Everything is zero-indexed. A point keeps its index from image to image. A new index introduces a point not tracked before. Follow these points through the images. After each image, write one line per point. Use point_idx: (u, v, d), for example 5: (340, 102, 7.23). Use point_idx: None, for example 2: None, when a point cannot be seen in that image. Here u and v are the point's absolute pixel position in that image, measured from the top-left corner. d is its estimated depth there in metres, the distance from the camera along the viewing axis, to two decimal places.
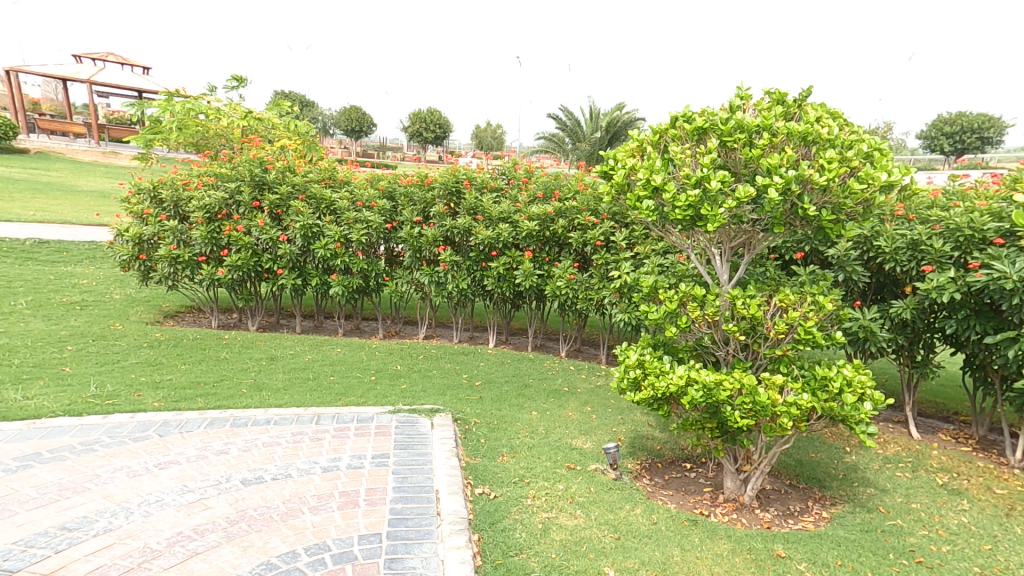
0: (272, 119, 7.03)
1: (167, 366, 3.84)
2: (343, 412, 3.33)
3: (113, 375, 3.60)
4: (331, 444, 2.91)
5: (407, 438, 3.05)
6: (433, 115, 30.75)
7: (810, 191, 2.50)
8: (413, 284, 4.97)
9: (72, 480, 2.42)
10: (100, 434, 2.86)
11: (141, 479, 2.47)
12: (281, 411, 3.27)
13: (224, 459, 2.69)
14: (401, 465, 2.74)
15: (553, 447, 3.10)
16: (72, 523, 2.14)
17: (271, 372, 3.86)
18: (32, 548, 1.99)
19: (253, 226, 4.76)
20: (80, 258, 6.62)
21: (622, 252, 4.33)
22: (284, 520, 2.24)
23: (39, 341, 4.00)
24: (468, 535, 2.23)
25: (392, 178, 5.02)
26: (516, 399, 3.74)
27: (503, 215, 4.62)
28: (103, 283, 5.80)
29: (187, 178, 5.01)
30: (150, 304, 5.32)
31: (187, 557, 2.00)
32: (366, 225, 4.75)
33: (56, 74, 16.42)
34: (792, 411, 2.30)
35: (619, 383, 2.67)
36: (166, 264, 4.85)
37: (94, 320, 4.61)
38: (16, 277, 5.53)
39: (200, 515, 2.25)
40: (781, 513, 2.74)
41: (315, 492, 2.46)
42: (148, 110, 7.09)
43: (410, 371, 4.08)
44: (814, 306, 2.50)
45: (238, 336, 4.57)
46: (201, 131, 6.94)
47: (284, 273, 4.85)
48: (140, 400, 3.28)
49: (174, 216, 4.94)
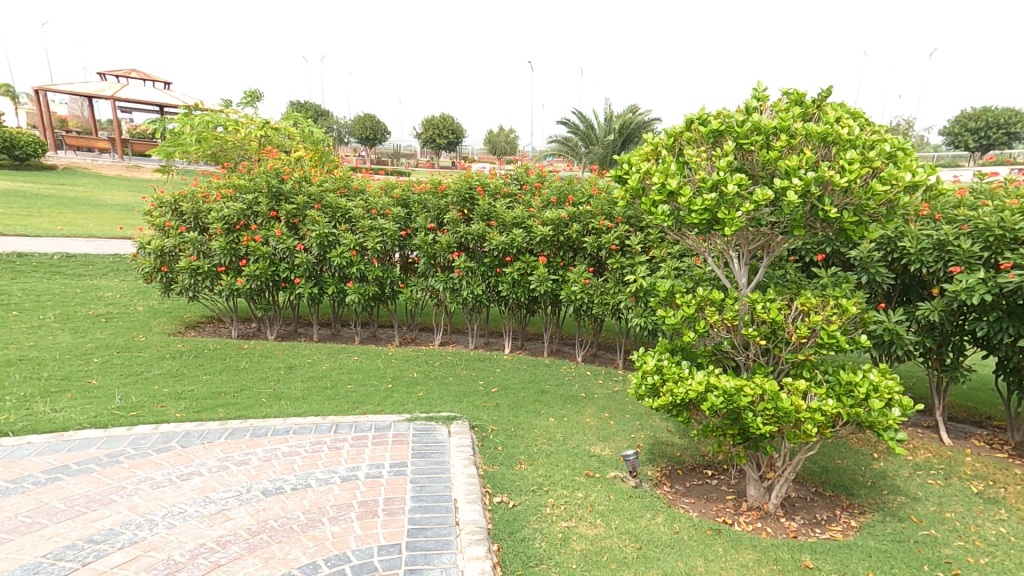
0: (288, 129, 7.10)
1: (189, 376, 3.90)
2: (361, 421, 3.34)
3: (137, 386, 3.67)
4: (350, 453, 2.92)
5: (425, 446, 3.05)
6: (446, 121, 30.94)
7: (831, 192, 2.45)
8: (428, 291, 4.99)
9: (98, 492, 2.47)
10: (125, 445, 2.91)
11: (164, 491, 2.51)
12: (300, 421, 3.30)
13: (245, 469, 2.72)
14: (419, 474, 2.74)
15: (572, 454, 3.08)
16: (98, 536, 2.18)
17: (289, 381, 3.90)
18: (60, 560, 2.03)
19: (270, 236, 4.82)
20: (105, 270, 6.80)
21: (638, 255, 4.30)
22: (304, 530, 2.26)
23: (68, 354, 4.11)
24: (487, 545, 2.22)
25: (406, 186, 5.05)
26: (534, 406, 3.73)
27: (517, 221, 4.62)
28: (126, 295, 5.92)
29: (206, 190, 5.09)
30: (171, 315, 5.42)
31: (210, 569, 2.02)
32: (381, 233, 4.76)
33: (81, 90, 16.88)
34: (817, 417, 2.24)
35: (637, 390, 2.63)
36: (187, 275, 4.93)
37: (118, 332, 4.71)
38: (45, 291, 5.69)
39: (223, 526, 2.27)
40: (808, 522, 2.69)
41: (334, 502, 2.48)
42: (169, 124, 7.26)
43: (427, 379, 4.09)
44: (837, 309, 2.44)
45: (257, 346, 4.63)
46: (220, 144, 7.05)
47: (301, 282, 4.90)
48: (162, 411, 3.34)
49: (194, 228, 5.03)
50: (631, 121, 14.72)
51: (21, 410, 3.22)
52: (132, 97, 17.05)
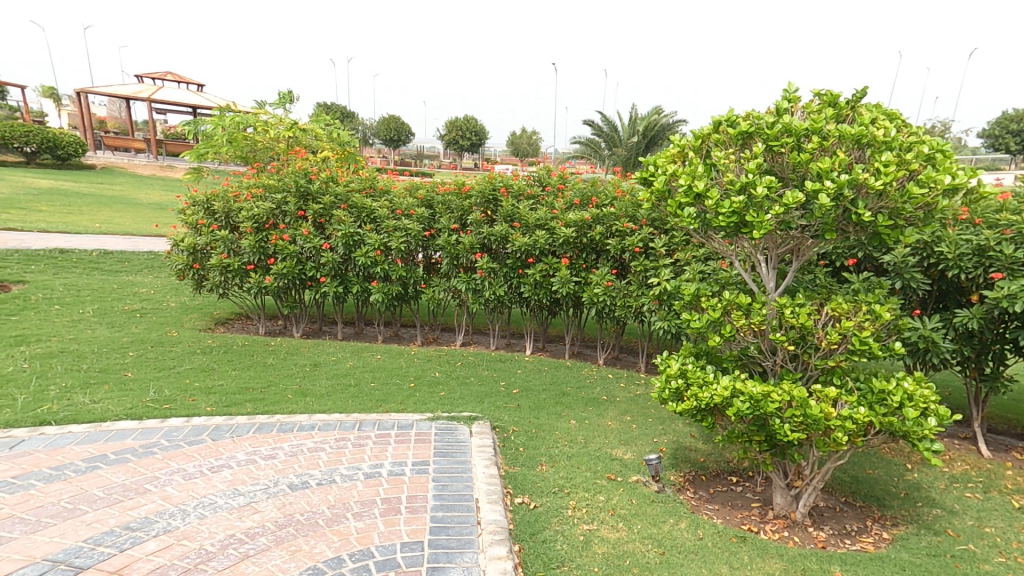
0: (316, 130, 7.20)
1: (219, 371, 4.00)
2: (383, 419, 3.38)
3: (170, 380, 3.77)
4: (373, 451, 2.96)
5: (447, 445, 3.07)
6: (470, 122, 31.15)
7: (866, 195, 2.40)
8: (450, 291, 5.01)
9: (134, 482, 2.55)
10: (159, 437, 3.00)
11: (196, 482, 2.58)
12: (325, 417, 3.36)
13: (272, 464, 2.77)
14: (441, 473, 2.76)
15: (593, 457, 3.06)
16: (134, 523, 2.25)
17: (314, 378, 3.96)
18: (100, 546, 2.10)
19: (298, 236, 4.90)
20: (140, 267, 7.01)
21: (662, 258, 4.26)
22: (329, 525, 2.29)
23: (105, 348, 4.25)
24: (508, 545, 2.22)
25: (430, 187, 5.09)
26: (555, 407, 3.72)
27: (539, 222, 4.62)
28: (160, 291, 6.10)
29: (237, 190, 5.21)
30: (202, 312, 5.57)
31: (240, 559, 2.07)
32: (405, 233, 4.82)
33: (121, 92, 17.48)
34: (847, 425, 2.20)
35: (660, 394, 2.61)
36: (218, 273, 5.05)
37: (153, 327, 4.85)
38: (85, 286, 5.90)
39: (251, 518, 2.32)
40: (838, 532, 2.63)
41: (358, 498, 2.51)
42: (201, 126, 7.46)
43: (448, 379, 4.12)
44: (871, 315, 2.37)
45: (283, 343, 4.71)
46: (250, 144, 7.22)
47: (327, 281, 4.97)
48: (194, 404, 3.43)
49: (225, 226, 5.14)
50: (655, 122, 14.63)
51: (63, 400, 3.34)
52: (167, 99, 17.60)
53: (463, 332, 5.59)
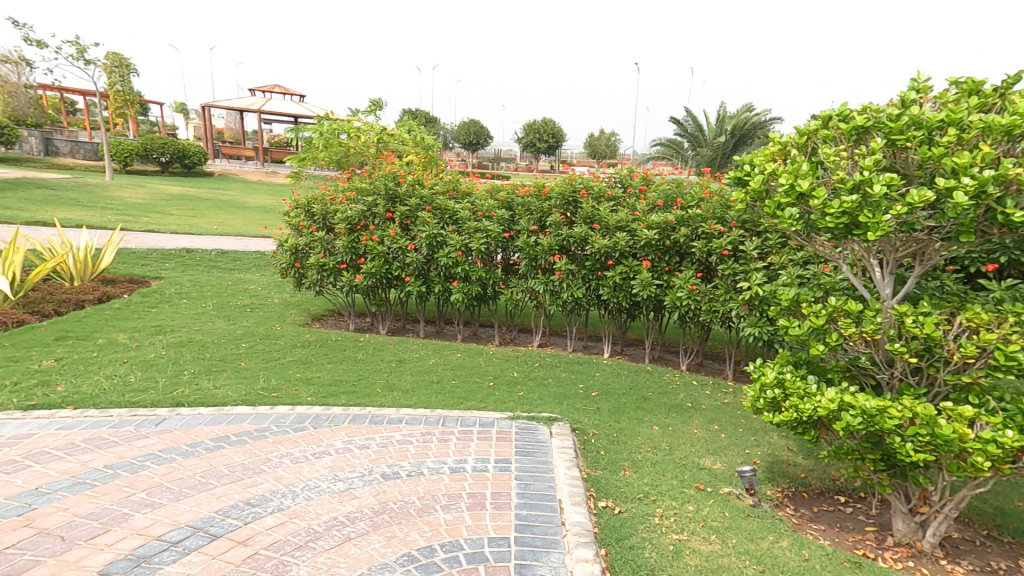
0: (401, 135, 7.54)
1: (316, 364, 4.28)
2: (466, 416, 3.47)
3: (275, 370, 4.08)
4: (457, 446, 3.05)
5: (527, 445, 3.10)
6: (545, 125, 31.39)
7: (1015, 193, 2.16)
8: (528, 292, 5.04)
9: (252, 462, 2.78)
10: (269, 423, 3.26)
11: (301, 466, 2.77)
12: (411, 412, 3.50)
13: (366, 453, 2.93)
14: (523, 472, 2.79)
15: (678, 465, 2.97)
16: (254, 500, 2.45)
17: (400, 374, 4.14)
18: (228, 518, 2.31)
19: (386, 236, 5.14)
20: (249, 265, 7.66)
21: (753, 262, 4.08)
22: (420, 515, 2.39)
23: (224, 339, 4.67)
24: (595, 548, 2.21)
25: (511, 190, 5.21)
26: (636, 412, 3.65)
27: (621, 224, 4.56)
28: (266, 288, 6.63)
29: (334, 194, 5.55)
30: (301, 308, 5.98)
31: (343, 541, 2.19)
32: (485, 234, 4.91)
33: (235, 104, 19.27)
34: (989, 449, 1.96)
35: (754, 403, 2.50)
36: (315, 271, 5.38)
37: (260, 321, 5.29)
38: (205, 282, 6.53)
39: (351, 503, 2.46)
40: (977, 568, 2.39)
41: (446, 491, 2.59)
42: (302, 134, 8.04)
43: (526, 379, 4.16)
44: (1018, 326, 2.12)
45: (371, 339, 4.96)
46: (344, 150, 7.68)
47: (411, 280, 5.17)
48: (296, 394, 3.68)
49: (322, 227, 5.49)
50: (747, 121, 14.03)
51: (190, 385, 3.71)
52: (271, 110, 19.15)
53: (540, 334, 5.59)
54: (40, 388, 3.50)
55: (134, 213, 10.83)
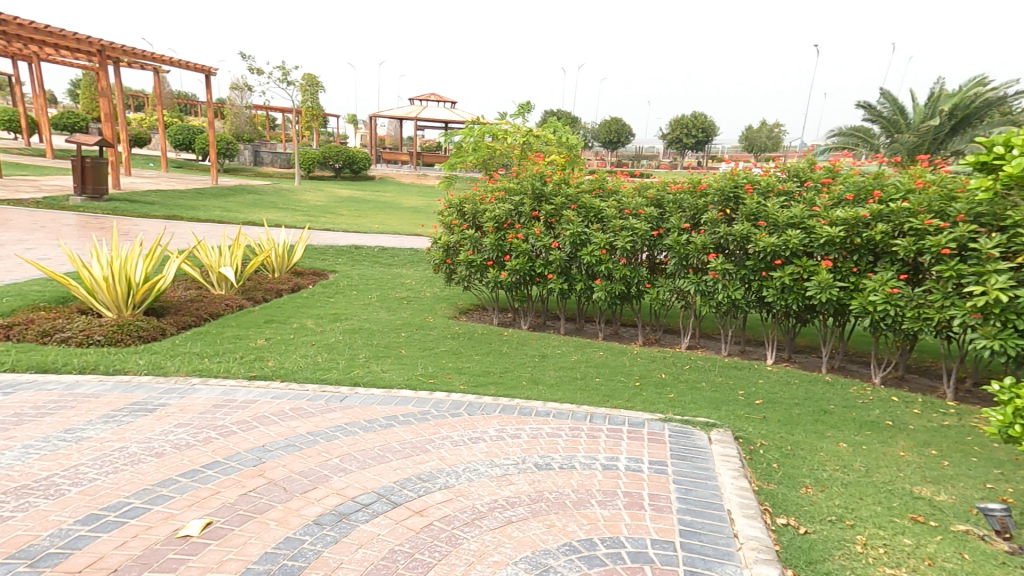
0: (547, 136, 7.87)
1: (465, 355, 4.52)
2: (613, 414, 3.41)
3: (432, 359, 4.38)
4: (608, 444, 2.99)
5: (684, 449, 2.96)
6: (705, 117, 31.65)
7: None
8: (675, 292, 4.92)
9: (418, 441, 3.01)
10: (430, 406, 3.49)
11: (462, 449, 2.92)
12: (558, 406, 3.52)
13: (518, 442, 3.00)
14: (683, 477, 2.66)
15: (879, 490, 2.67)
16: (424, 475, 2.66)
17: (544, 369, 4.21)
18: (404, 489, 2.55)
19: (530, 235, 5.30)
20: (406, 261, 8.38)
21: (988, 261, 3.60)
22: (577, 507, 2.37)
23: (389, 328, 5.14)
24: (779, 569, 2.03)
25: (661, 186, 5.09)
26: (816, 426, 3.36)
27: (792, 221, 4.37)
28: (420, 283, 7.19)
29: (483, 193, 5.83)
30: (450, 301, 6.39)
31: (505, 523, 2.26)
32: (632, 233, 4.91)
33: (396, 114, 21.44)
34: None
35: (1004, 429, 2.37)
36: (464, 267, 5.64)
37: (416, 313, 5.75)
38: (370, 276, 7.24)
39: (509, 488, 2.53)
40: None
41: (601, 488, 2.55)
42: (453, 139, 8.59)
43: (676, 381, 4.00)
44: None
45: (513, 334, 5.12)
46: (491, 152, 8.09)
47: (553, 278, 5.25)
48: (451, 381, 3.92)
49: (472, 225, 5.78)
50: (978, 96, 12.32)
51: (363, 367, 4.13)
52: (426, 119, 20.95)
53: (692, 335, 5.50)
54: (255, 361, 4.14)
55: (313, 215, 12.58)
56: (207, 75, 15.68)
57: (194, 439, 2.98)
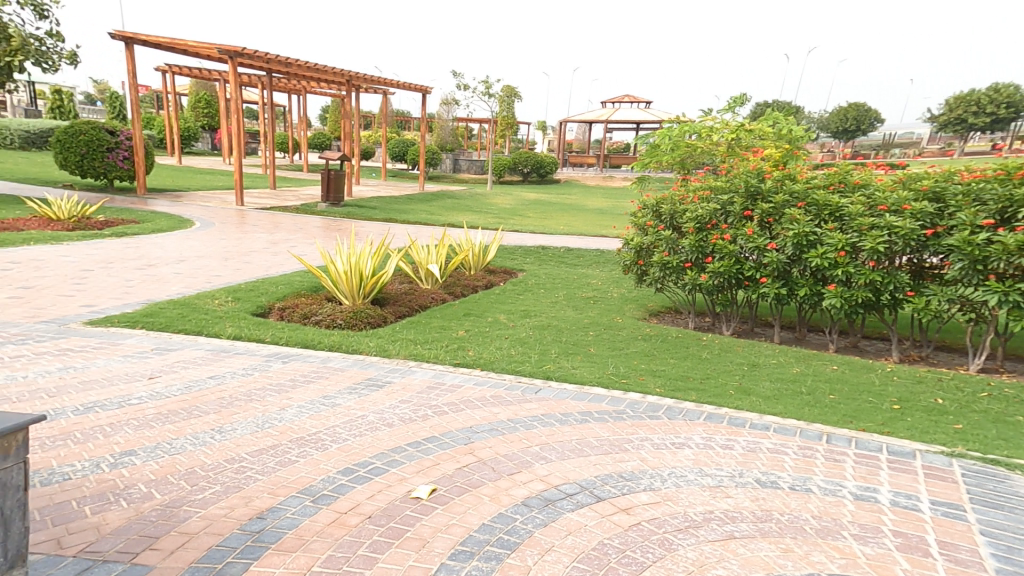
0: (761, 130, 8.23)
1: (659, 358, 4.62)
2: (859, 437, 3.35)
3: (619, 360, 4.50)
4: (846, 471, 2.94)
5: (996, 496, 2.78)
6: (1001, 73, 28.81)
7: None
8: (957, 300, 4.87)
9: (616, 439, 3.19)
10: (626, 406, 3.66)
11: (664, 453, 3.05)
12: (778, 420, 3.49)
13: (732, 454, 3.05)
14: (993, 529, 2.51)
15: None
16: (626, 474, 2.82)
17: (756, 379, 4.23)
18: (606, 485, 2.73)
19: (740, 236, 5.56)
20: (591, 261, 8.96)
21: None
22: (823, 537, 2.37)
23: (576, 326, 5.39)
24: None
25: (947, 177, 5.17)
26: None
27: None
28: (604, 283, 7.51)
29: (684, 194, 6.23)
30: (639, 302, 6.65)
31: (728, 537, 2.34)
32: (887, 231, 4.96)
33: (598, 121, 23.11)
34: None
35: None
36: (659, 268, 6.07)
37: (603, 312, 6.00)
38: (555, 276, 7.69)
39: (726, 501, 2.60)
40: None
41: (853, 519, 2.51)
42: (646, 139, 9.21)
43: (955, 411, 3.85)
44: None
45: (715, 340, 5.23)
46: (689, 150, 8.60)
47: (767, 281, 5.47)
48: (645, 383, 4.03)
49: (669, 226, 6.17)
50: None
51: (554, 362, 4.42)
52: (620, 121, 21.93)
53: (986, 358, 5.53)
54: (457, 350, 4.66)
55: (503, 215, 13.91)
56: (422, 96, 19.16)
57: (411, 414, 3.52)
